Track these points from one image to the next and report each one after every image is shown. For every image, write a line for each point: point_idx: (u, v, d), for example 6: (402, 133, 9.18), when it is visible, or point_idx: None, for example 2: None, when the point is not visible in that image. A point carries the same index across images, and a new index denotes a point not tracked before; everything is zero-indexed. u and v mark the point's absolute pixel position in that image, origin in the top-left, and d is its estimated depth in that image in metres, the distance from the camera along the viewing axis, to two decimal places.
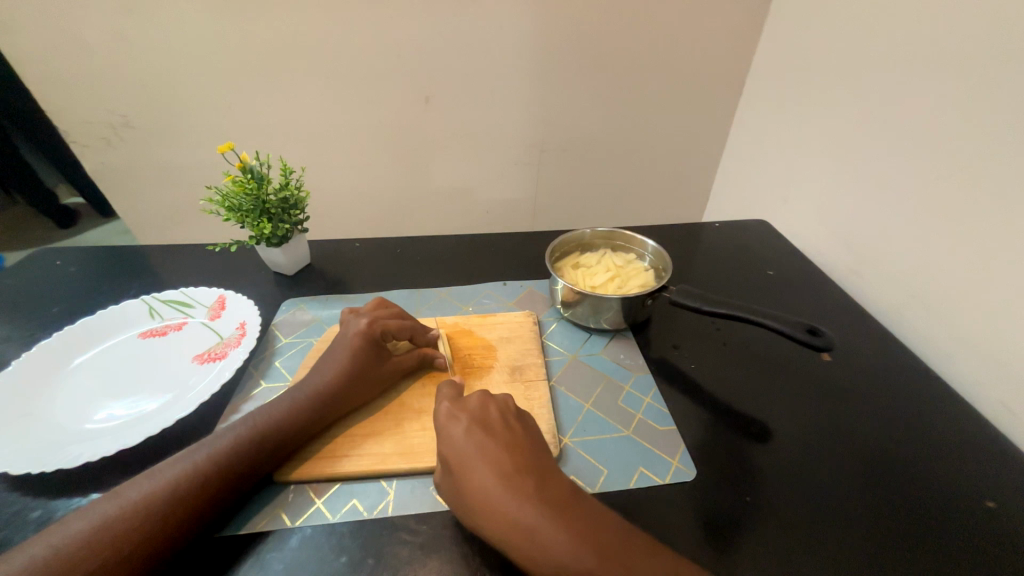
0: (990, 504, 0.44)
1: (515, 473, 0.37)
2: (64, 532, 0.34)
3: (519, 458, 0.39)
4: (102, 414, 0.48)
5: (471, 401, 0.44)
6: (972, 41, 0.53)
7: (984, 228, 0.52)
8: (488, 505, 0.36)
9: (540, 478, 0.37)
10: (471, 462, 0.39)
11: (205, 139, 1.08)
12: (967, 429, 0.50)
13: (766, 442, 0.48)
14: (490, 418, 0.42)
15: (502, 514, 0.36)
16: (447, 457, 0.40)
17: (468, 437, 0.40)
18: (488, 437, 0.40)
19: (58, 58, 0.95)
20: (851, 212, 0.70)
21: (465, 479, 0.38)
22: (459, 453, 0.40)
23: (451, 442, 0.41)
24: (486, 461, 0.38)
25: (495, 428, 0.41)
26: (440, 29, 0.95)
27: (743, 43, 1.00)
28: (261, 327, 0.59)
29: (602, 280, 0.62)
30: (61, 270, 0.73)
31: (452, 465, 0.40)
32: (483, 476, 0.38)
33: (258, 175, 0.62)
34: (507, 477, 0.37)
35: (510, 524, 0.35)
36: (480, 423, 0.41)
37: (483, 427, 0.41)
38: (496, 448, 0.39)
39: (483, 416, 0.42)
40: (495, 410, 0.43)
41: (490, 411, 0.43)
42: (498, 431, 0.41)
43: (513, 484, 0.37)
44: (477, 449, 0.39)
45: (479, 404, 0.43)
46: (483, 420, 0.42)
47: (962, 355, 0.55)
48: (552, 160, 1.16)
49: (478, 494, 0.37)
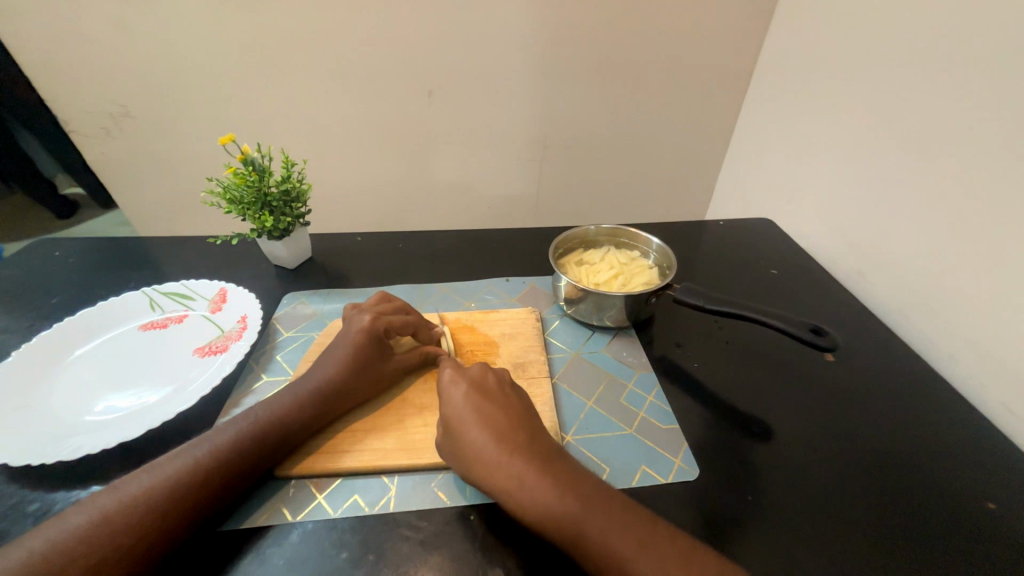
0: (990, 506, 0.44)
1: (508, 431, 0.41)
2: (62, 527, 0.34)
3: (513, 418, 0.42)
4: (102, 406, 0.48)
5: (471, 369, 0.47)
6: (982, 38, 0.52)
7: (991, 229, 0.51)
8: (481, 458, 0.40)
9: (531, 438, 0.41)
10: (468, 420, 0.42)
11: (206, 130, 1.07)
12: (970, 431, 0.50)
13: (768, 441, 0.48)
14: (488, 384, 0.45)
15: (495, 465, 0.39)
16: (445, 416, 0.43)
17: (467, 400, 0.44)
18: (485, 399, 0.44)
19: (56, 46, 0.94)
20: (856, 212, 0.70)
21: (461, 435, 0.42)
22: (456, 411, 0.43)
23: (449, 403, 0.44)
24: (482, 420, 0.42)
25: (492, 393, 0.44)
26: (441, 21, 0.93)
27: (750, 39, 0.99)
28: (262, 321, 0.59)
29: (606, 277, 0.62)
30: (60, 261, 0.73)
31: (448, 423, 0.43)
32: (479, 433, 0.41)
33: (259, 167, 0.61)
34: (501, 434, 0.41)
35: (503, 474, 0.39)
36: (478, 387, 0.45)
37: (481, 392, 0.44)
38: (493, 410, 0.43)
39: (481, 381, 0.45)
40: (493, 377, 0.46)
41: (489, 378, 0.46)
42: (495, 395, 0.44)
43: (506, 440, 0.40)
44: (475, 409, 0.43)
45: (479, 372, 0.46)
46: (481, 385, 0.45)
47: (967, 357, 0.54)
48: (554, 156, 1.15)
49: (474, 450, 0.40)
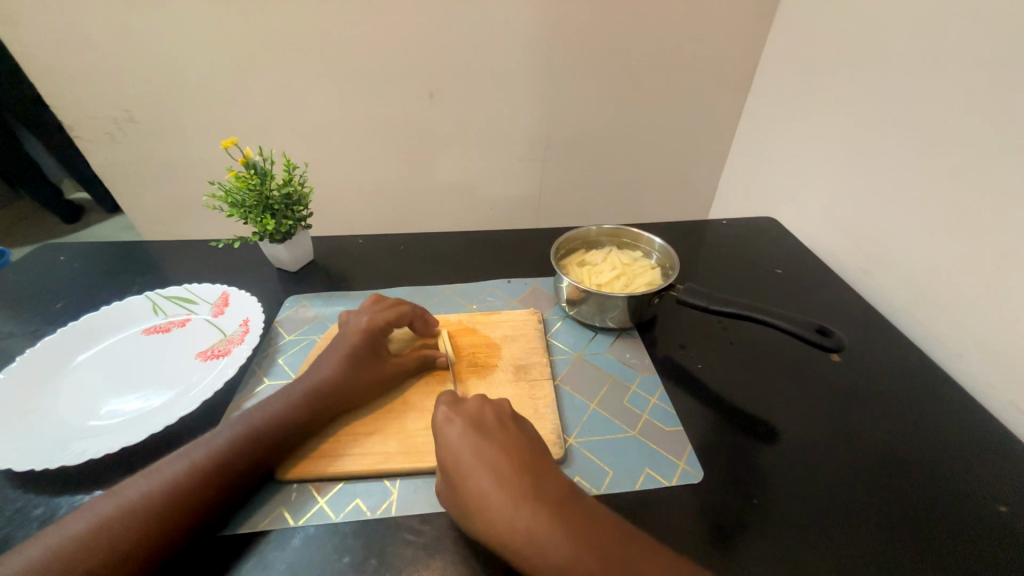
0: (1000, 508, 0.43)
1: (510, 475, 0.37)
2: (65, 531, 0.34)
3: (516, 460, 0.38)
4: (106, 410, 0.48)
5: (467, 405, 0.43)
6: (988, 32, 0.51)
7: (999, 227, 0.51)
8: (484, 509, 0.36)
9: (537, 481, 0.37)
10: (467, 465, 0.38)
11: (209, 134, 1.08)
12: (979, 432, 0.50)
13: (773, 443, 0.48)
14: (485, 420, 0.42)
15: (499, 519, 0.35)
16: (442, 461, 0.40)
17: (463, 439, 0.40)
18: (483, 438, 0.40)
19: (62, 52, 0.95)
20: (861, 210, 0.69)
21: (460, 482, 0.38)
22: (453, 456, 0.39)
23: (445, 445, 0.40)
24: (481, 463, 0.38)
25: (492, 431, 0.41)
26: (442, 22, 0.93)
27: (752, 37, 0.98)
28: (264, 324, 0.59)
29: (608, 278, 0.61)
30: (65, 266, 0.73)
31: (446, 470, 0.39)
32: (480, 480, 0.37)
33: (261, 170, 0.61)
34: (502, 478, 0.37)
35: (508, 528, 0.35)
36: (475, 424, 0.41)
37: (479, 431, 0.41)
38: (493, 450, 0.39)
39: (478, 418, 0.42)
40: (491, 413, 0.43)
41: (487, 413, 0.42)
42: (495, 433, 0.41)
43: (508, 488, 0.36)
44: (473, 451, 0.39)
45: (475, 408, 0.43)
46: (479, 422, 0.41)
47: (976, 356, 0.54)
48: (556, 156, 1.15)
49: (476, 500, 0.37)
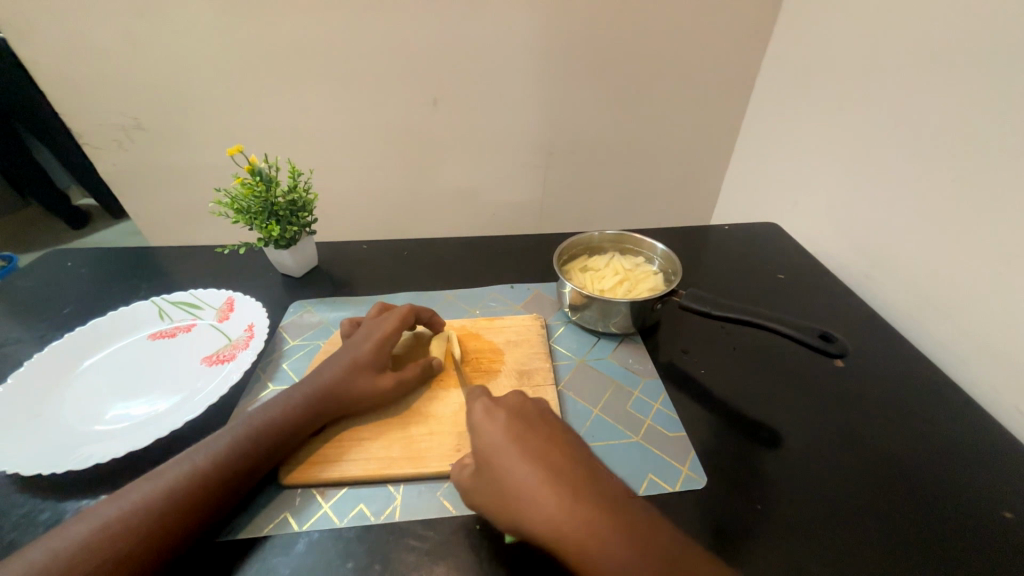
0: (1006, 515, 0.42)
1: (560, 468, 0.35)
2: (68, 535, 0.34)
3: (562, 454, 0.37)
4: (111, 415, 0.49)
5: (505, 399, 0.41)
6: (989, 39, 0.52)
7: (1000, 232, 0.51)
8: (537, 506, 0.34)
9: (586, 476, 0.35)
10: (512, 455, 0.36)
11: (215, 141, 1.09)
12: (983, 437, 0.49)
13: (776, 448, 0.48)
14: (528, 415, 0.40)
15: (554, 517, 0.33)
16: (484, 456, 0.38)
17: (508, 431, 0.38)
18: (530, 432, 0.38)
19: (72, 61, 0.96)
20: (863, 215, 0.69)
21: (504, 474, 0.36)
22: (498, 449, 0.37)
23: (489, 438, 0.38)
24: (531, 457, 0.36)
25: (535, 424, 0.39)
26: (447, 30, 0.94)
27: (753, 44, 0.99)
28: (269, 329, 0.59)
29: (611, 283, 0.62)
30: (72, 271, 0.74)
31: (490, 464, 0.37)
32: (525, 472, 0.35)
33: (267, 177, 0.61)
34: (556, 474, 0.35)
35: (566, 526, 0.32)
36: (519, 416, 0.40)
37: (523, 423, 0.39)
38: (538, 443, 0.37)
39: (522, 411, 0.40)
40: (533, 407, 0.41)
41: (527, 407, 0.41)
42: (538, 426, 0.39)
43: (563, 483, 0.34)
44: (520, 443, 0.37)
45: (516, 401, 0.41)
46: (521, 416, 0.40)
47: (980, 361, 0.53)
48: (558, 162, 1.16)
49: (521, 492, 0.34)
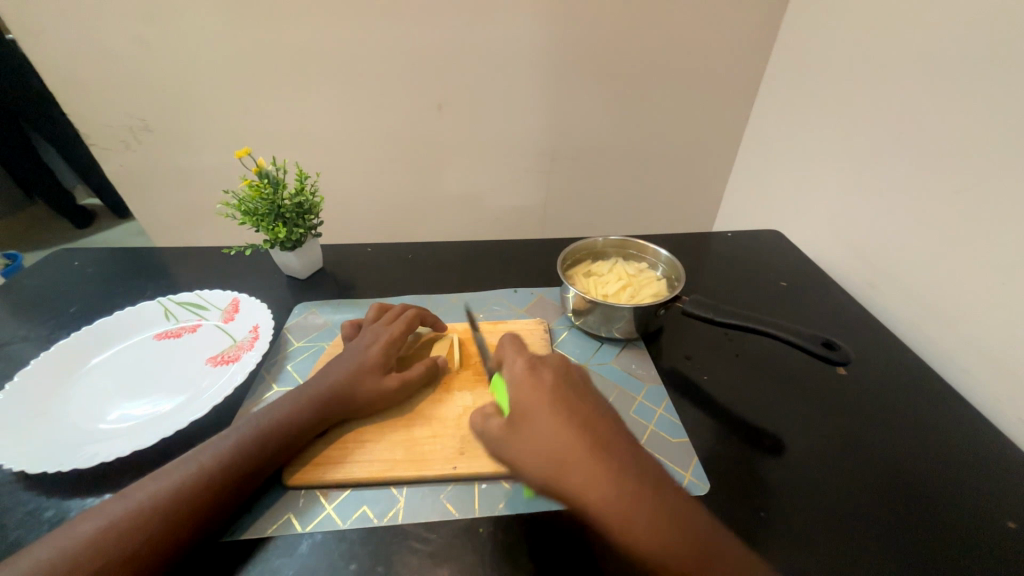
0: (1010, 525, 0.42)
1: (598, 430, 0.36)
2: (74, 533, 0.35)
3: (601, 419, 0.38)
4: (117, 415, 0.49)
5: (549, 361, 0.42)
6: (993, 51, 0.52)
7: (1004, 242, 0.51)
8: (576, 467, 0.34)
9: (621, 441, 0.36)
10: (552, 411, 0.37)
11: (222, 144, 1.10)
12: (987, 446, 0.49)
13: (779, 455, 0.48)
14: (570, 381, 0.41)
15: (589, 471, 0.34)
16: (524, 411, 0.38)
17: (553, 392, 0.39)
18: (576, 398, 0.39)
19: (83, 63, 0.97)
20: (866, 224, 0.70)
21: (540, 427, 0.37)
22: (540, 407, 0.38)
23: (533, 395, 0.39)
24: (575, 421, 0.37)
25: (573, 388, 0.40)
26: (453, 36, 0.95)
27: (757, 53, 1.00)
28: (273, 330, 0.60)
29: (614, 289, 0.62)
30: (79, 271, 0.74)
31: (531, 418, 0.38)
32: (562, 428, 0.36)
33: (274, 179, 0.62)
34: (598, 440, 0.36)
35: (604, 490, 0.33)
36: (561, 378, 0.41)
37: (565, 385, 0.40)
38: (577, 405, 0.38)
39: (565, 375, 0.41)
40: (573, 373, 0.42)
41: (569, 374, 0.42)
42: (577, 390, 0.40)
43: (606, 450, 0.35)
44: (561, 402, 0.38)
45: (558, 364, 0.42)
46: (565, 381, 0.40)
47: (982, 370, 0.54)
48: (562, 168, 1.17)
49: (554, 446, 0.36)
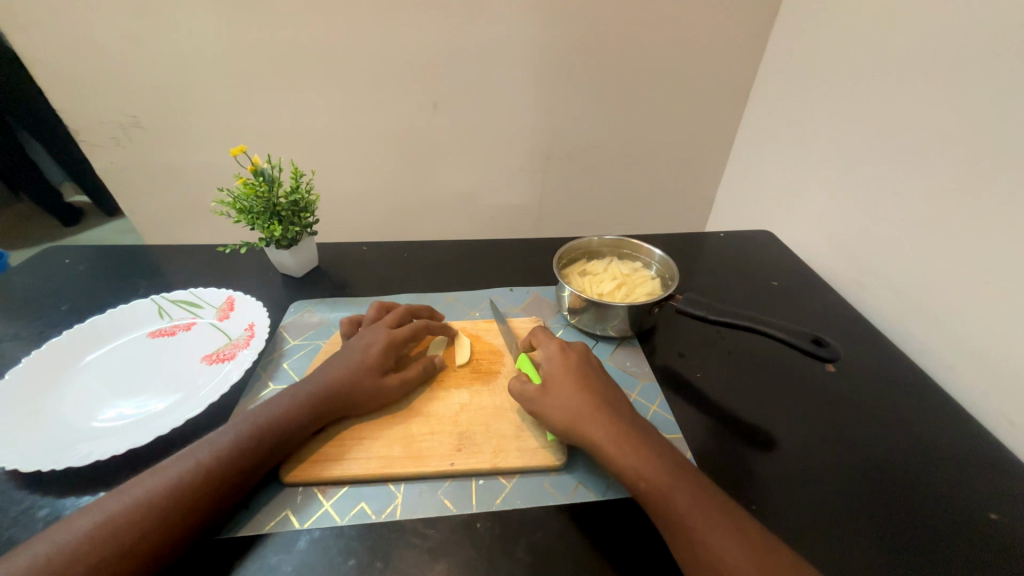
0: (993, 517, 0.44)
1: (609, 399, 0.45)
2: (71, 529, 0.35)
3: (613, 393, 0.46)
4: (111, 413, 0.49)
5: (576, 347, 0.51)
6: (978, 56, 0.53)
7: (988, 242, 0.52)
8: (588, 413, 0.43)
9: (627, 410, 0.45)
10: (572, 381, 0.46)
11: (215, 141, 1.09)
12: (970, 441, 0.51)
13: (770, 451, 0.49)
14: (590, 360, 0.50)
15: (598, 425, 0.42)
16: (550, 374, 0.48)
17: (575, 363, 0.48)
18: (593, 376, 0.47)
19: (73, 58, 0.96)
20: (855, 224, 0.71)
21: (561, 392, 0.46)
22: (564, 377, 0.47)
23: (558, 364, 0.48)
24: (590, 385, 0.46)
25: (591, 369, 0.49)
26: (450, 35, 0.96)
27: (749, 55, 1.01)
28: (269, 328, 0.59)
29: (609, 287, 0.63)
30: (69, 269, 0.73)
31: (554, 379, 0.47)
32: (579, 394, 0.45)
33: (269, 178, 0.62)
34: (608, 401, 0.45)
35: (608, 430, 0.42)
36: (581, 360, 0.49)
37: (584, 365, 0.49)
38: (593, 379, 0.47)
39: (586, 358, 0.50)
40: (592, 358, 0.51)
41: (590, 356, 0.51)
42: (594, 370, 0.49)
43: (612, 407, 0.44)
44: (580, 376, 0.47)
45: (580, 351, 0.51)
46: (586, 364, 0.49)
47: (966, 367, 0.55)
48: (557, 167, 1.17)
49: (571, 407, 0.44)
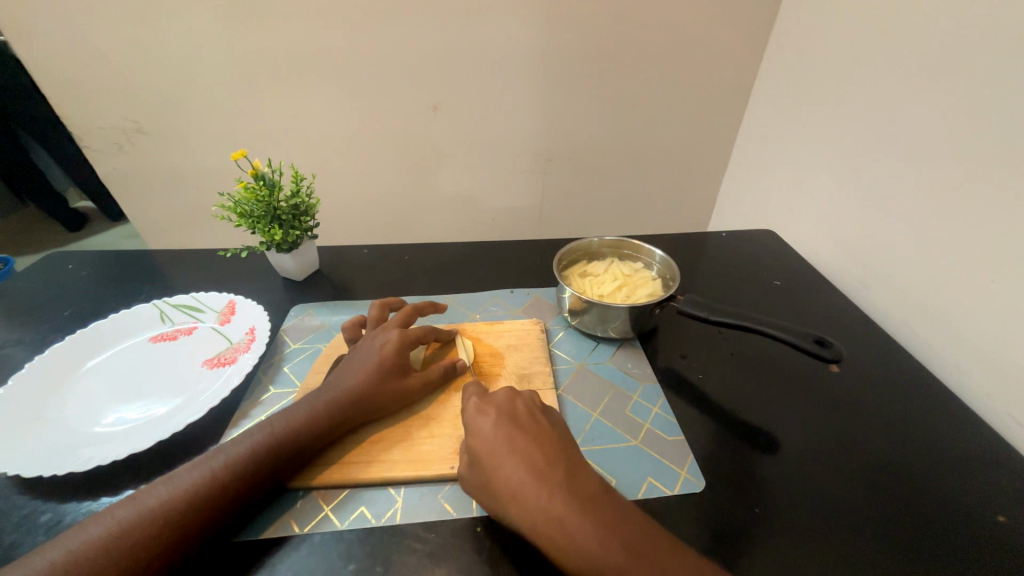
0: (1001, 519, 0.43)
1: (544, 465, 0.39)
2: (85, 534, 0.35)
3: (548, 450, 0.40)
4: (113, 418, 0.49)
5: (497, 397, 0.45)
6: (981, 53, 0.53)
7: (993, 240, 0.52)
8: (521, 499, 0.37)
9: (567, 469, 0.38)
10: (500, 454, 0.40)
11: (216, 145, 1.10)
12: (978, 441, 0.50)
13: (774, 453, 0.48)
14: (517, 411, 0.44)
15: (539, 508, 0.36)
16: (475, 448, 0.42)
17: (500, 428, 0.42)
18: (521, 436, 0.41)
19: (76, 66, 0.97)
20: (858, 223, 0.71)
21: (495, 472, 0.39)
22: (491, 453, 0.40)
23: (482, 434, 0.42)
24: (515, 453, 0.40)
25: (523, 421, 0.43)
26: (448, 37, 0.96)
27: (750, 54, 1.01)
28: (270, 332, 0.60)
29: (610, 289, 0.62)
30: (72, 274, 0.74)
31: (483, 456, 0.41)
32: (512, 469, 0.39)
33: (270, 182, 0.62)
34: (537, 469, 0.38)
35: (540, 515, 0.36)
36: (508, 416, 0.43)
37: (512, 421, 0.42)
38: (525, 440, 0.41)
39: (510, 409, 0.44)
40: (521, 404, 0.45)
41: (516, 404, 0.44)
42: (526, 423, 0.42)
43: (544, 477, 0.38)
44: (507, 441, 0.41)
45: (506, 399, 0.45)
46: (514, 419, 0.43)
47: (972, 366, 0.55)
48: (558, 169, 1.17)
49: (509, 487, 0.38)
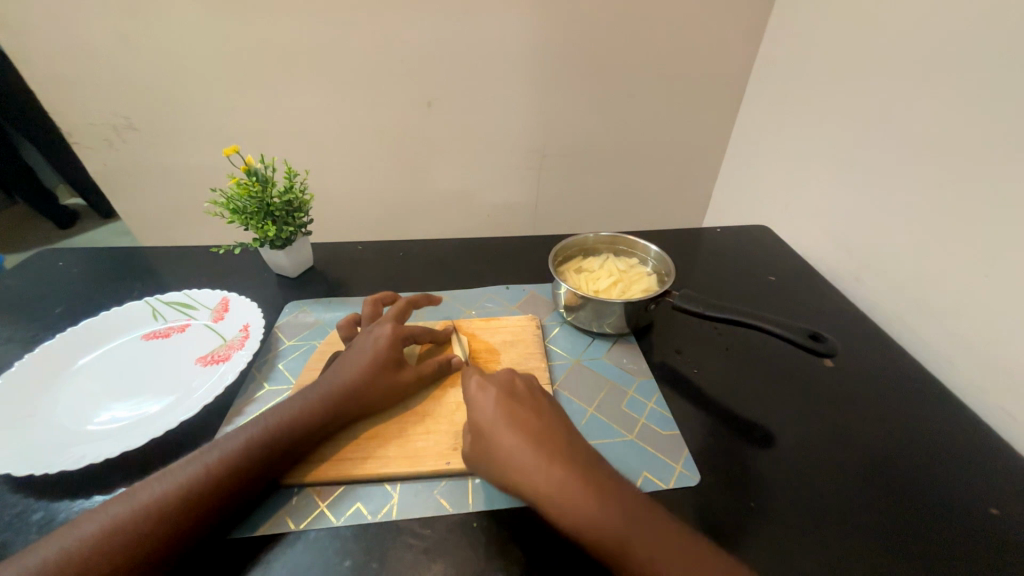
0: (993, 513, 0.43)
1: (545, 437, 0.39)
2: (77, 533, 0.35)
3: (548, 425, 0.41)
4: (105, 416, 0.48)
5: (498, 376, 0.46)
6: (975, 49, 0.53)
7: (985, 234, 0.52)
8: (523, 468, 0.38)
9: (566, 442, 0.39)
10: (501, 426, 0.41)
11: (208, 141, 1.09)
12: (971, 437, 0.50)
13: (769, 447, 0.48)
14: (516, 388, 0.44)
15: (541, 476, 0.37)
16: (475, 422, 0.42)
17: (500, 402, 0.42)
18: (521, 410, 0.42)
19: (65, 60, 0.96)
20: (851, 219, 0.71)
21: (496, 443, 0.40)
22: (492, 425, 0.41)
23: (483, 408, 0.42)
24: (515, 426, 0.40)
25: (522, 398, 0.43)
26: (443, 32, 0.95)
27: (745, 49, 1.01)
28: (264, 329, 0.59)
29: (606, 284, 0.62)
30: (63, 272, 0.73)
31: (483, 428, 0.41)
32: (514, 441, 0.39)
33: (263, 177, 0.61)
34: (538, 440, 0.39)
35: (541, 482, 0.37)
36: (508, 392, 0.44)
37: (511, 398, 0.43)
38: (525, 414, 0.41)
39: (509, 386, 0.44)
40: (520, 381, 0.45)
41: (515, 382, 0.45)
42: (525, 399, 0.43)
43: (546, 448, 0.39)
44: (508, 415, 0.41)
45: (505, 378, 0.45)
46: (514, 395, 0.43)
47: (964, 361, 0.55)
48: (553, 165, 1.17)
49: (510, 458, 0.39)
